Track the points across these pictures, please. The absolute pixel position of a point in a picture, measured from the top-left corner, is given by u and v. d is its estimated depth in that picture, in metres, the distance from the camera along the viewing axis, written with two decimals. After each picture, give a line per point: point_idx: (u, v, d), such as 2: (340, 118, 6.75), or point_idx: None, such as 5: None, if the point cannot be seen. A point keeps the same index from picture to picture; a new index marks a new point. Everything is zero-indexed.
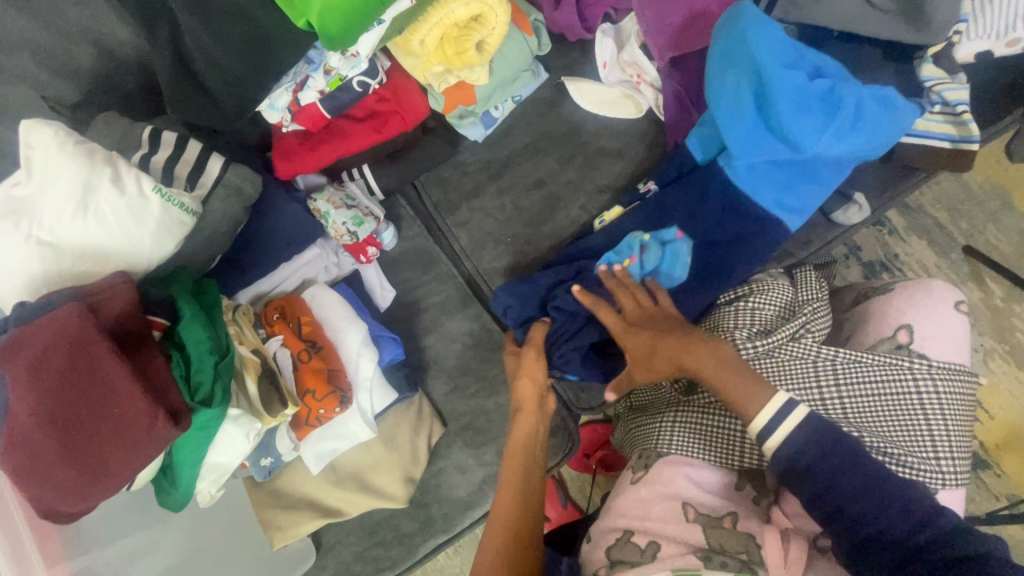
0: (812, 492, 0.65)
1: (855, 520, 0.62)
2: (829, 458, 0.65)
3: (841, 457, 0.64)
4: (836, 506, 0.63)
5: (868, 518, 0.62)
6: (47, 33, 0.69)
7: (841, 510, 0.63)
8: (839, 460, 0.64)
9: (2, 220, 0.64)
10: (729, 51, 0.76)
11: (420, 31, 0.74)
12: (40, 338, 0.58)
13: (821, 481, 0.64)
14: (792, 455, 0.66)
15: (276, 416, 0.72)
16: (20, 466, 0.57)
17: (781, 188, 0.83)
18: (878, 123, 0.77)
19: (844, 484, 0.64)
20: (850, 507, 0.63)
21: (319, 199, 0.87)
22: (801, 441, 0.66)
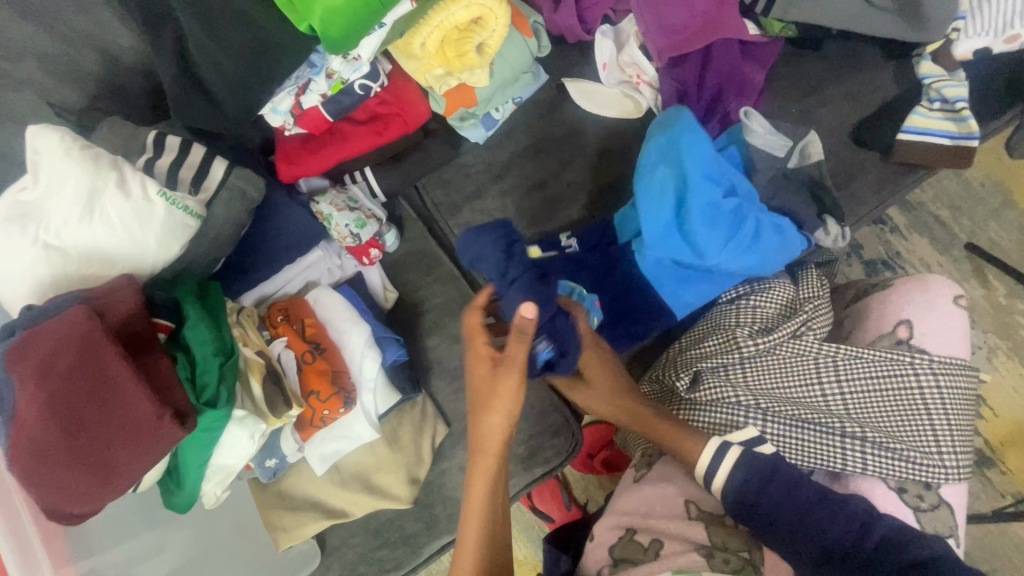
0: (764, 510, 0.69)
1: (807, 535, 0.67)
2: (775, 480, 0.70)
3: (785, 480, 0.70)
4: (789, 521, 0.68)
5: (818, 531, 0.67)
6: (53, 39, 0.70)
7: (795, 526, 0.67)
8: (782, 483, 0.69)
9: (9, 224, 0.65)
10: (665, 148, 0.79)
11: (420, 34, 0.74)
12: (47, 341, 0.58)
13: (768, 502, 0.69)
14: (744, 481, 0.70)
15: (281, 416, 0.73)
16: (29, 467, 0.57)
17: (679, 284, 0.84)
18: (772, 249, 0.80)
19: (792, 505, 0.68)
20: (801, 523, 0.67)
21: (323, 202, 0.87)
22: (741, 477, 0.70)
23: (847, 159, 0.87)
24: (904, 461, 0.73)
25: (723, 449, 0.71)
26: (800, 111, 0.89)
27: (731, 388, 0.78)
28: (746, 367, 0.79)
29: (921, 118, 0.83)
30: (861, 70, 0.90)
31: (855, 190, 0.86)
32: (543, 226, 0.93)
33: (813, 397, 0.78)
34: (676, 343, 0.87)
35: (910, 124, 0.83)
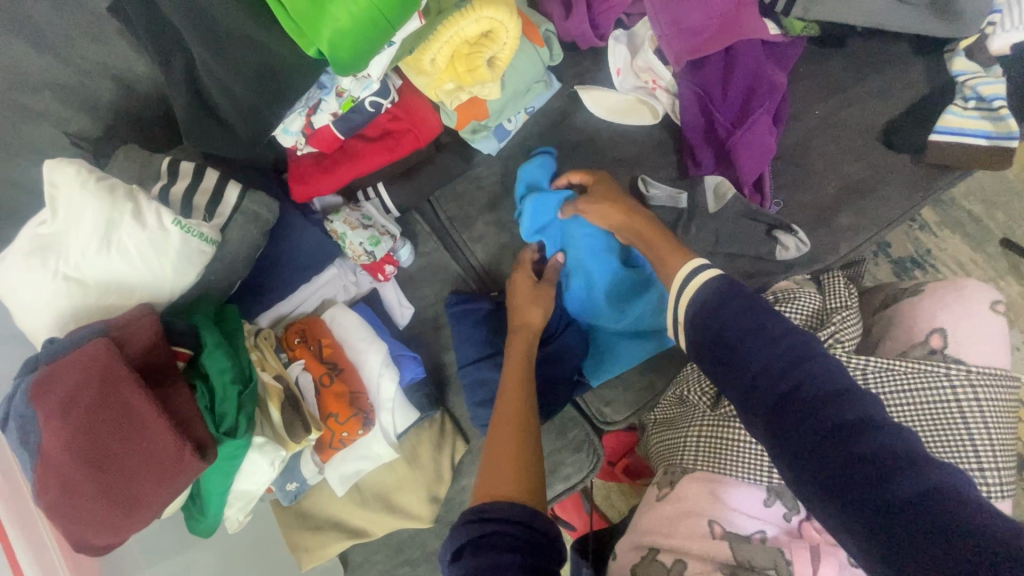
0: (710, 337, 0.55)
1: (745, 357, 0.52)
2: (731, 305, 0.56)
3: (747, 303, 0.55)
4: (732, 341, 0.54)
5: (753, 353, 0.52)
6: (66, 71, 0.70)
7: (733, 351, 0.53)
8: (742, 305, 0.55)
9: (29, 257, 0.65)
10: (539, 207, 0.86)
11: (430, 51, 0.72)
12: (68, 373, 0.59)
13: (721, 322, 0.55)
14: (702, 303, 0.58)
15: (301, 441, 0.72)
16: (55, 501, 0.58)
17: (612, 347, 0.88)
18: (665, 298, 0.85)
19: (747, 324, 0.53)
20: (743, 346, 0.53)
21: (336, 220, 0.86)
22: (708, 291, 0.59)
23: (875, 161, 0.83)
24: None
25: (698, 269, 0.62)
26: (824, 112, 0.85)
27: None
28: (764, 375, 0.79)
29: (956, 117, 0.79)
30: (890, 67, 0.85)
31: (884, 193, 0.82)
32: None
33: None
34: (698, 359, 0.86)
35: (942, 125, 0.79)
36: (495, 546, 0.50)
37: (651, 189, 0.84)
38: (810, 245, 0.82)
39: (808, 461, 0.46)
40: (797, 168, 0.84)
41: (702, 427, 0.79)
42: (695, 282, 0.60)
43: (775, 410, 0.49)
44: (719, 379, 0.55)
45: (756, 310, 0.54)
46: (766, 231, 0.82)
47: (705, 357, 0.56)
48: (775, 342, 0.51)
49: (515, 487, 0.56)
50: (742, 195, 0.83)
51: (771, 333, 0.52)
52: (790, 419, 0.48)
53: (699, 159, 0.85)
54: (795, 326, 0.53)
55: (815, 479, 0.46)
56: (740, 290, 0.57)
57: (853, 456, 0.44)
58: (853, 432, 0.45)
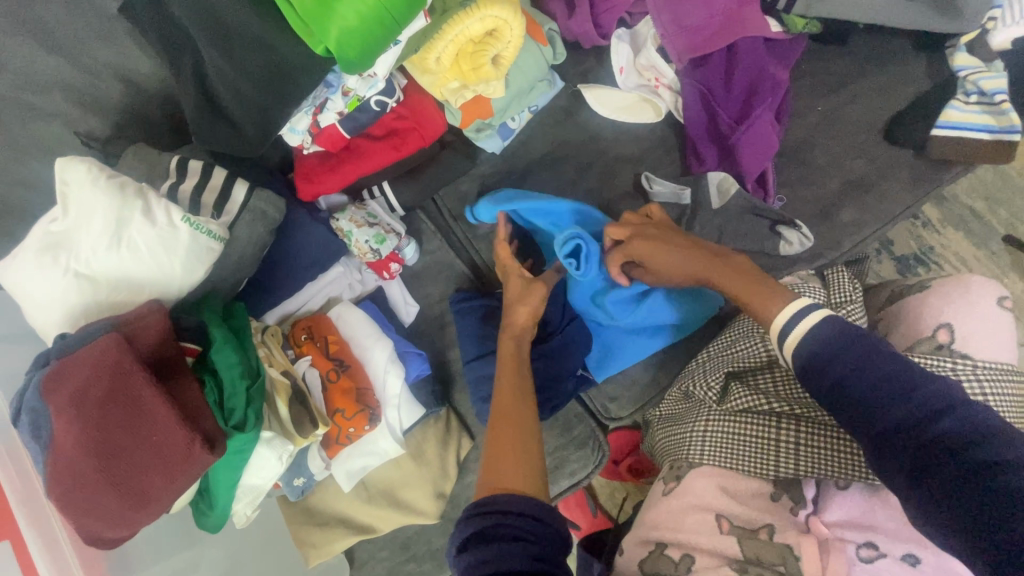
0: (829, 386, 0.57)
1: (874, 408, 0.54)
2: (850, 351, 0.56)
3: (868, 351, 0.56)
4: (855, 391, 0.55)
5: (893, 399, 0.53)
6: (76, 71, 0.71)
7: (860, 401, 0.54)
8: (863, 353, 0.56)
9: (41, 254, 0.66)
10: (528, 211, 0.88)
11: (435, 49, 0.73)
12: (82, 369, 0.59)
13: (837, 371, 0.56)
14: (813, 350, 0.59)
15: (308, 436, 0.73)
16: (67, 494, 0.58)
17: (616, 343, 0.88)
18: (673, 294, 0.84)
19: (873, 371, 0.55)
20: (873, 395, 0.54)
21: (342, 219, 0.87)
22: (820, 335, 0.59)
23: (878, 156, 0.83)
24: None
25: (807, 307, 0.61)
26: (826, 109, 0.85)
27: (762, 398, 0.75)
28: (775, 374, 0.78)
29: (958, 113, 0.79)
30: (892, 63, 0.85)
31: (887, 188, 0.83)
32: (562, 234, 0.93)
33: None
34: (704, 355, 0.88)
35: (944, 120, 0.79)
36: (500, 538, 0.52)
37: (653, 186, 0.87)
38: (813, 240, 0.82)
39: (952, 503, 0.48)
40: (799, 165, 0.85)
41: (708, 422, 0.79)
42: (802, 326, 0.60)
43: (916, 456, 0.51)
44: (845, 422, 0.56)
45: (877, 357, 0.55)
46: (770, 226, 0.82)
47: (822, 400, 0.57)
48: (906, 393, 0.53)
49: (523, 483, 0.57)
50: (745, 190, 0.83)
51: (898, 382, 0.53)
52: (931, 464, 0.50)
53: (702, 156, 0.85)
54: (922, 375, 0.54)
55: (961, 524, 0.47)
56: (860, 336, 0.57)
57: (1016, 497, 0.46)
58: (998, 477, 0.47)
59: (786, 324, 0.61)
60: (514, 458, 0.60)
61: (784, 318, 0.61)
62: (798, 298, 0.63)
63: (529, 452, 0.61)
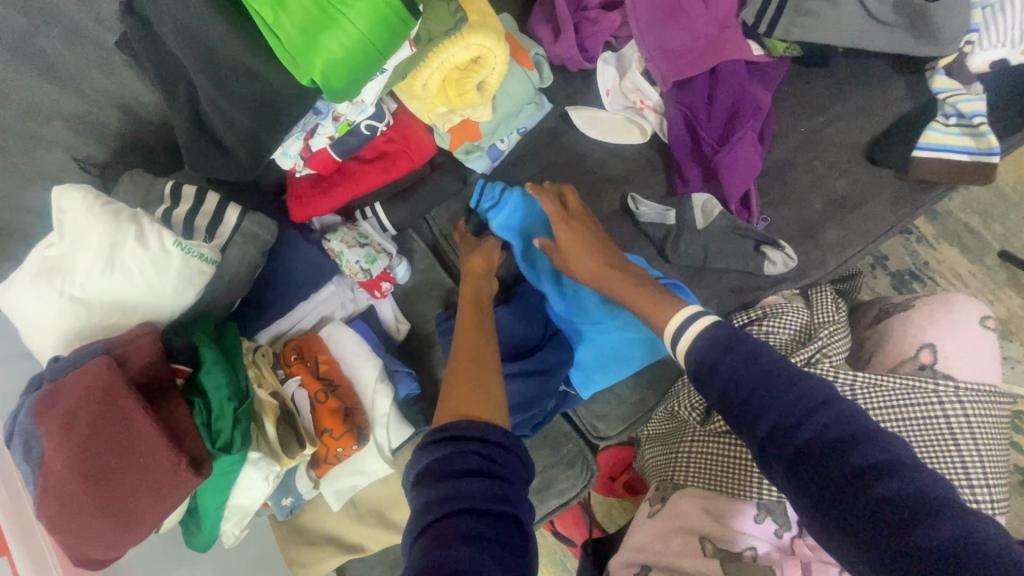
0: (719, 388, 0.56)
1: (756, 411, 0.54)
2: (734, 354, 0.57)
3: (751, 353, 0.56)
4: (740, 394, 0.55)
5: (771, 401, 0.53)
6: (76, 101, 0.74)
7: (746, 403, 0.54)
8: (746, 356, 0.56)
9: (37, 278, 0.68)
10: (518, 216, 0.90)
11: (421, 77, 0.75)
12: (72, 391, 0.61)
13: (726, 374, 0.56)
14: (704, 352, 0.59)
15: (295, 457, 0.73)
16: (58, 516, 0.59)
17: (600, 363, 0.86)
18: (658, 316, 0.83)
19: (756, 373, 0.55)
20: (755, 398, 0.54)
21: (333, 239, 0.89)
22: (709, 339, 0.59)
23: (860, 176, 0.84)
24: None
25: (697, 314, 0.63)
26: (809, 130, 0.86)
27: None
28: None
29: (938, 134, 0.80)
30: (874, 85, 0.86)
31: (870, 208, 0.83)
32: None
33: None
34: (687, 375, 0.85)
35: (924, 141, 0.80)
36: (463, 467, 0.52)
37: (641, 207, 0.88)
38: (797, 259, 0.82)
39: (829, 509, 0.49)
40: (783, 185, 0.86)
41: (693, 442, 0.79)
42: (693, 330, 0.61)
43: (794, 459, 0.51)
44: (732, 426, 0.56)
45: (760, 360, 0.55)
46: (754, 246, 0.83)
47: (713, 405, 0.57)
48: (784, 395, 0.53)
49: (487, 410, 0.59)
50: (728, 211, 0.84)
51: (777, 386, 0.53)
52: (810, 464, 0.50)
53: (687, 176, 0.86)
54: (802, 376, 0.54)
55: (837, 529, 0.48)
56: (742, 338, 0.57)
57: (878, 503, 0.47)
58: (869, 483, 0.48)
59: (678, 329, 0.63)
60: (473, 387, 0.62)
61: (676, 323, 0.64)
62: (688, 309, 0.65)
63: (487, 381, 0.64)
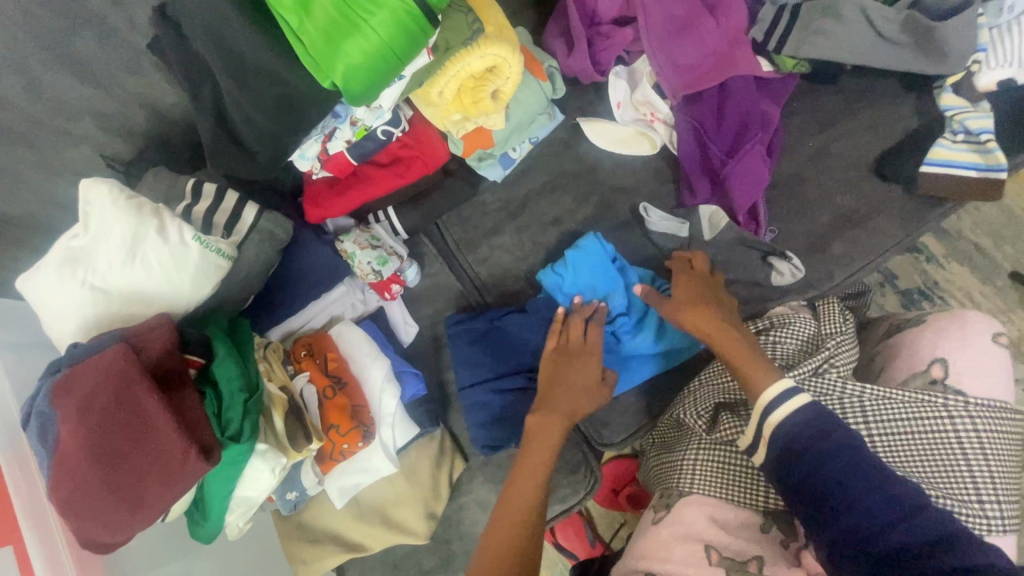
0: (802, 474, 0.61)
1: (843, 502, 0.58)
2: (822, 448, 0.62)
3: (841, 447, 0.61)
4: (828, 486, 0.59)
5: (858, 497, 0.58)
6: (107, 100, 0.77)
7: (832, 493, 0.59)
8: (834, 448, 0.61)
9: (60, 267, 0.70)
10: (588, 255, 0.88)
11: (438, 84, 0.77)
12: (90, 377, 0.63)
13: (811, 463, 0.61)
14: (788, 440, 0.64)
15: (301, 450, 0.74)
16: (70, 500, 0.61)
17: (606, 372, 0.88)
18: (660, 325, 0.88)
19: (846, 466, 0.60)
20: (843, 491, 0.59)
21: (346, 241, 0.92)
22: (797, 425, 0.64)
23: (868, 191, 0.85)
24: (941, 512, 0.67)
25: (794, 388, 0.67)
26: (817, 144, 0.88)
27: None
28: None
29: (944, 150, 0.81)
30: (883, 102, 0.88)
31: (878, 223, 0.84)
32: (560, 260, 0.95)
33: None
34: (694, 381, 0.85)
35: (931, 158, 0.81)
36: None
37: (651, 216, 0.89)
38: (803, 270, 0.83)
39: None
40: (791, 198, 0.87)
41: (697, 451, 0.78)
42: (788, 406, 0.65)
43: (880, 557, 0.55)
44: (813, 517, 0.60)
45: (847, 452, 0.60)
46: (762, 257, 0.84)
47: (793, 482, 0.62)
48: (873, 490, 0.58)
49: None
50: (736, 223, 0.85)
51: (866, 481, 0.59)
52: (895, 566, 0.54)
53: (695, 189, 0.88)
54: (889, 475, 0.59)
55: None
56: (835, 428, 0.63)
57: None
58: None
59: (770, 402, 0.67)
60: (506, 549, 0.68)
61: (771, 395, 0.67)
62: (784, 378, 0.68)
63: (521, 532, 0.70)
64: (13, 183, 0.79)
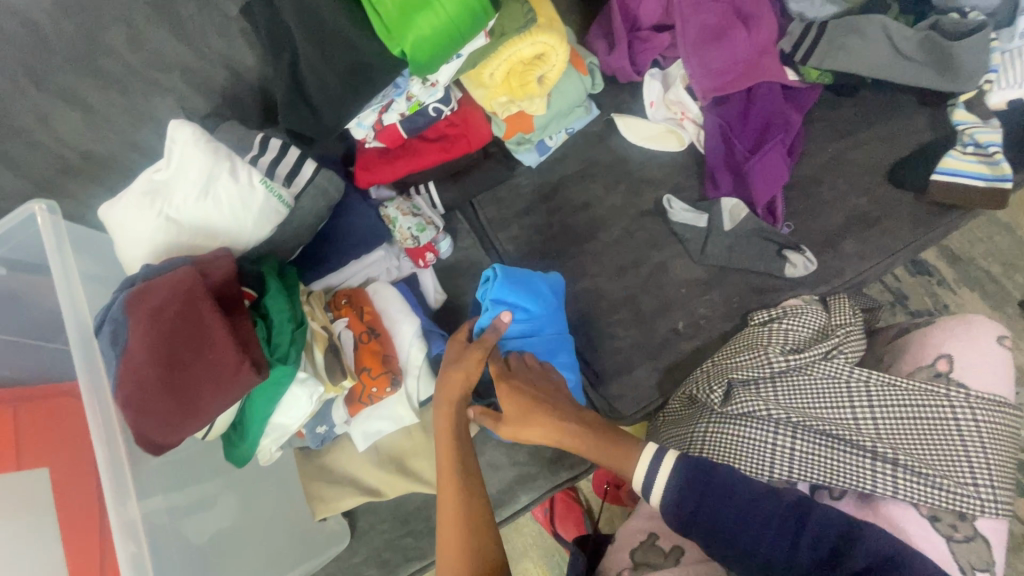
0: (700, 531, 0.71)
1: (744, 542, 0.68)
2: (706, 496, 0.71)
3: (720, 486, 0.71)
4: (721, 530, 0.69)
5: (754, 532, 0.68)
6: (195, 57, 0.86)
7: (731, 537, 0.69)
8: (714, 493, 0.70)
9: (141, 197, 0.78)
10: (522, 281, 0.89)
11: (490, 66, 0.86)
12: (161, 291, 0.70)
13: (701, 511, 0.70)
14: (674, 507, 0.72)
15: (337, 385, 0.81)
16: (129, 396, 0.67)
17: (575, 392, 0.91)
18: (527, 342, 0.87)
19: (733, 506, 0.70)
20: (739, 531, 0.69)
21: (390, 207, 0.99)
22: (677, 489, 0.72)
23: (882, 196, 0.91)
24: (936, 488, 0.71)
25: (657, 455, 0.74)
26: (834, 152, 0.94)
27: (762, 404, 0.79)
28: (778, 384, 0.80)
29: (955, 161, 0.87)
30: (898, 118, 0.95)
31: (889, 226, 0.90)
32: (586, 242, 1.01)
33: (845, 420, 0.77)
34: (704, 365, 0.88)
35: (942, 166, 0.87)
36: None
37: (674, 210, 0.97)
38: (816, 263, 0.90)
39: None
40: (807, 198, 0.93)
41: (709, 424, 0.81)
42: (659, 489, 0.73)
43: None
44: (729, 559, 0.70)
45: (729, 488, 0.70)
46: (777, 249, 0.90)
47: (706, 544, 0.70)
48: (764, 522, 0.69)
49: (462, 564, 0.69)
50: (755, 215, 0.92)
51: (751, 514, 0.69)
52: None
53: (718, 182, 0.94)
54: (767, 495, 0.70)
55: None
56: (709, 472, 0.71)
57: None
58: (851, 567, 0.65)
59: (643, 485, 0.74)
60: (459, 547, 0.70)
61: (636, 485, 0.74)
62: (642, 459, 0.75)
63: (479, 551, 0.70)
64: (102, 123, 0.87)
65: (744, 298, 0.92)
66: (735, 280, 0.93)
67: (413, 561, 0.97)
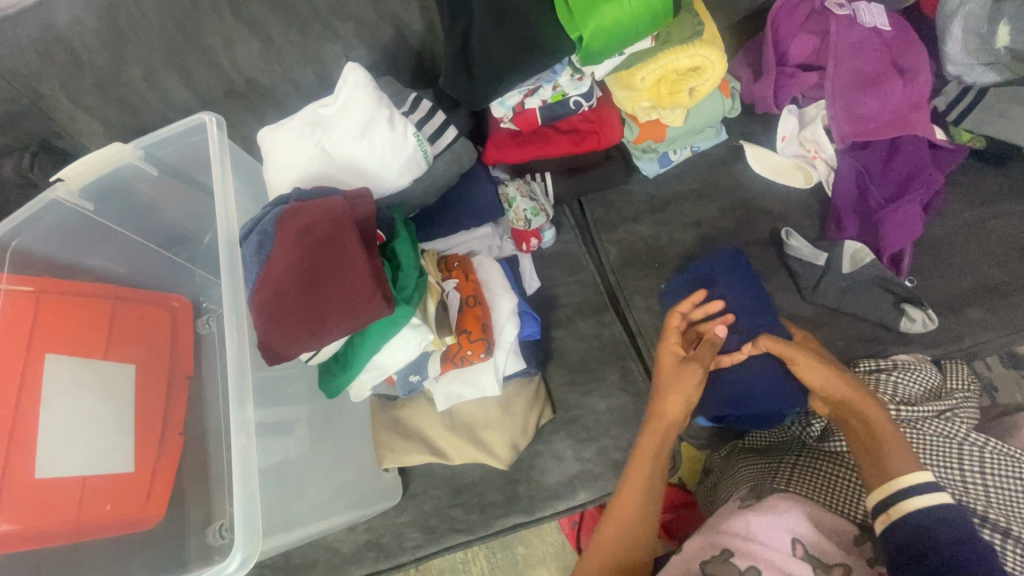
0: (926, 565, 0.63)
1: None
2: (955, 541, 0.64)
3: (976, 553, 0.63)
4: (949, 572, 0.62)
5: None
6: (375, 14, 0.92)
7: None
8: (971, 553, 0.63)
9: (304, 125, 0.84)
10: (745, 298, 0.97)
11: (645, 69, 0.87)
12: (313, 213, 0.74)
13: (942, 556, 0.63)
14: (917, 527, 0.66)
15: (440, 340, 0.83)
16: (267, 304, 0.71)
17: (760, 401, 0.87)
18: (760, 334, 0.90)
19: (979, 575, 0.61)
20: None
21: (511, 186, 1.03)
22: (931, 517, 0.66)
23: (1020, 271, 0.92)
24: None
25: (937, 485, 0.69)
26: (973, 218, 0.96)
27: None
28: None
29: None
30: None
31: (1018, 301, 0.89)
32: (692, 258, 1.03)
33: (952, 482, 0.76)
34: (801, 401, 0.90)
35: None
36: None
37: (791, 240, 0.95)
38: (938, 323, 0.88)
39: None
40: (935, 259, 0.94)
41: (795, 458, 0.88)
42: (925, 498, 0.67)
43: None
44: None
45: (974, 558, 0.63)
46: (896, 302, 0.90)
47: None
48: None
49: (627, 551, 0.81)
50: (880, 262, 0.91)
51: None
52: None
53: (844, 226, 0.95)
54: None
55: None
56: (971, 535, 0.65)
57: None
58: None
59: (908, 488, 0.69)
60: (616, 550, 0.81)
61: (913, 479, 0.69)
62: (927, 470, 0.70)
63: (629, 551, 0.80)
64: (274, 57, 0.93)
65: (851, 345, 0.90)
66: (843, 325, 0.92)
67: (460, 534, 0.95)
